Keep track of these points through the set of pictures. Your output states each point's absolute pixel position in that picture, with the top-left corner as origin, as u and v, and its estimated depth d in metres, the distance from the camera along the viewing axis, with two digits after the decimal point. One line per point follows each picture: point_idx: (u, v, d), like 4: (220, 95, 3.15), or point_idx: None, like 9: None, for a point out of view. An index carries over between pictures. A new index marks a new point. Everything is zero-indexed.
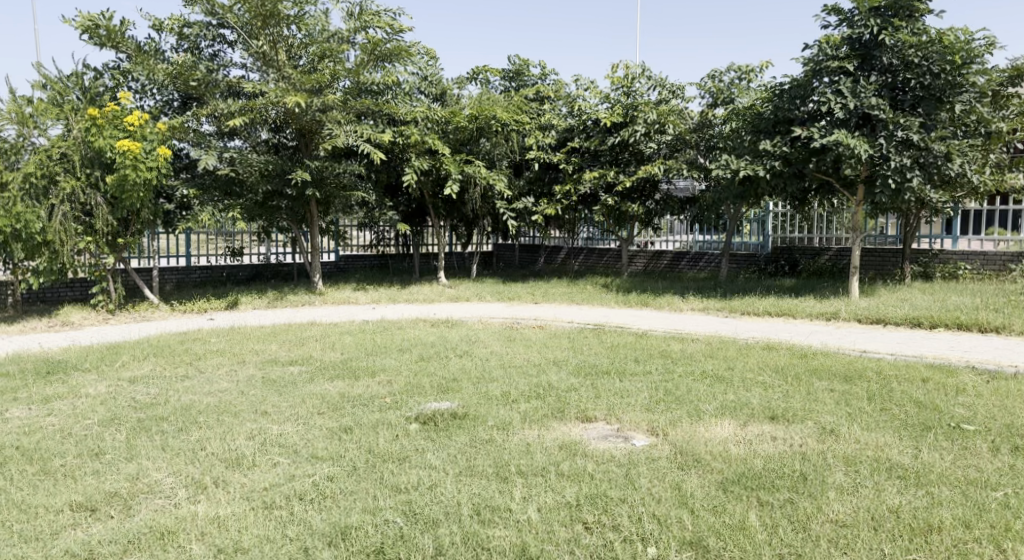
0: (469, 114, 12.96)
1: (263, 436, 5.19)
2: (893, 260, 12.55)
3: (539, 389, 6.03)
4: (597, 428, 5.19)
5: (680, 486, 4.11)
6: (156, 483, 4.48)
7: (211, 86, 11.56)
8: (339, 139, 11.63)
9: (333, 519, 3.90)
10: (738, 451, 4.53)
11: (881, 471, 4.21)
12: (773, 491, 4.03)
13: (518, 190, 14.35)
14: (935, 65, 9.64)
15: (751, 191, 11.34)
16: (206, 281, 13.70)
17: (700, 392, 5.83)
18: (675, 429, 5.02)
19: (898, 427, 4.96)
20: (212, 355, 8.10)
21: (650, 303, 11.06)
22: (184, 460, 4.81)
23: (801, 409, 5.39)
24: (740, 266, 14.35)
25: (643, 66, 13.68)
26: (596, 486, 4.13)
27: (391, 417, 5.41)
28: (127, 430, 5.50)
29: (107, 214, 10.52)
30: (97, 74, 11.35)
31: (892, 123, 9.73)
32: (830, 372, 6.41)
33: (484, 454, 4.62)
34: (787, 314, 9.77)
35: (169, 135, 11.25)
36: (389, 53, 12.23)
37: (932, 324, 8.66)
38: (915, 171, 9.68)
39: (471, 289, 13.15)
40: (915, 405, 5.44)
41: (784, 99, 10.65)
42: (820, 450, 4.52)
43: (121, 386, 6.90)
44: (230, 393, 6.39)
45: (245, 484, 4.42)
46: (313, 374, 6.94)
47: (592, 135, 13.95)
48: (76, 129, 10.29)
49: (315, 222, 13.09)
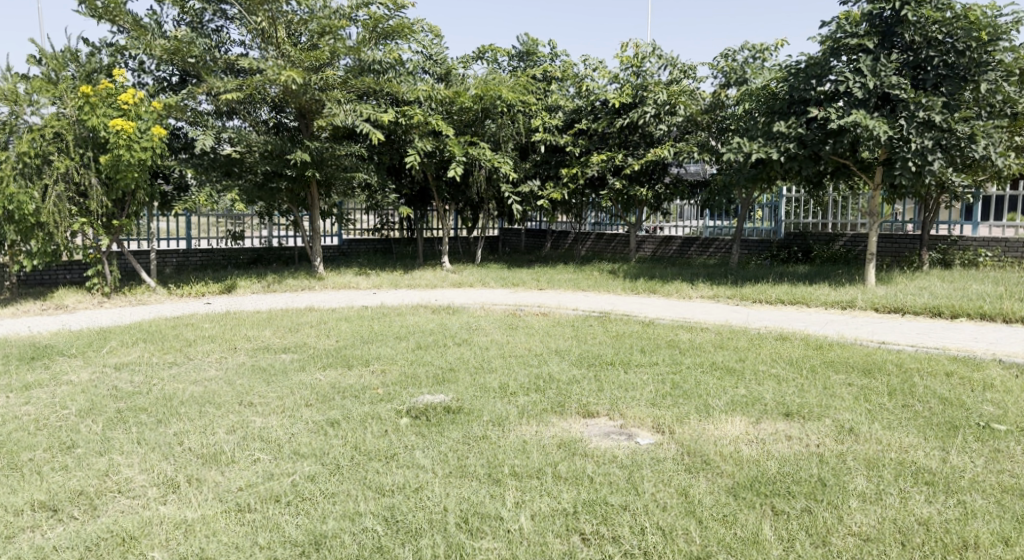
0: (474, 94, 12.56)
1: (246, 429, 4.89)
2: (910, 246, 12.11)
3: (539, 381, 5.70)
4: (598, 424, 4.87)
5: (687, 492, 3.78)
6: (126, 481, 4.19)
7: (210, 64, 11.24)
8: (338, 119, 11.27)
9: (308, 525, 3.62)
10: (750, 451, 4.20)
11: (906, 477, 3.86)
12: (789, 499, 3.70)
13: (523, 172, 13.97)
14: (960, 42, 9.26)
15: (764, 173, 10.96)
16: (206, 265, 13.43)
17: (709, 386, 5.49)
18: (683, 426, 4.69)
19: (922, 426, 4.61)
20: (203, 341, 7.82)
21: (659, 290, 10.70)
22: (159, 455, 4.51)
23: (817, 405, 5.04)
24: (752, 252, 13.93)
25: (653, 45, 13.25)
26: (595, 491, 3.81)
27: (383, 410, 5.11)
28: (103, 422, 5.21)
29: (101, 195, 10.22)
30: (94, 50, 11.06)
31: (914, 103, 9.32)
32: (847, 364, 6.08)
33: (477, 453, 4.31)
34: (801, 303, 9.41)
35: (165, 113, 10.91)
36: (391, 31, 11.88)
37: (953, 314, 8.29)
38: (937, 153, 9.30)
39: (474, 274, 12.81)
40: (939, 401, 5.09)
41: (800, 78, 10.21)
42: (839, 452, 4.19)
43: (105, 373, 6.62)
44: (217, 383, 6.10)
45: (219, 483, 4.12)
46: (304, 363, 6.65)
47: (600, 117, 13.57)
48: (69, 108, 9.98)
49: (315, 204, 12.77)
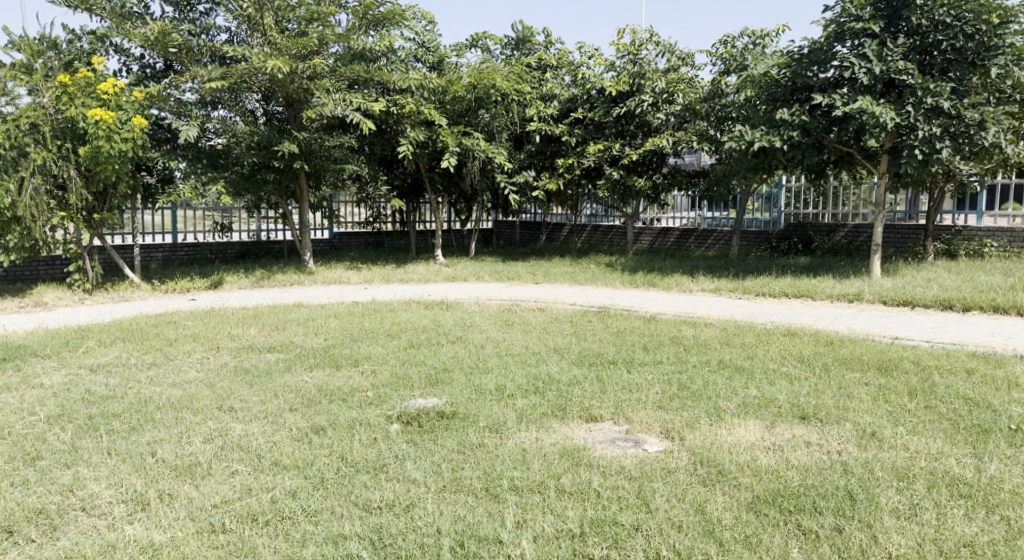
0: (467, 83, 12.20)
1: (224, 438, 4.55)
2: (914, 237, 11.81)
3: (538, 382, 5.38)
4: (603, 430, 4.55)
5: (704, 508, 3.48)
6: (92, 497, 3.87)
7: (193, 52, 10.89)
8: (327, 108, 10.88)
9: (286, 551, 3.32)
10: (769, 461, 3.88)
11: (941, 488, 3.56)
12: (816, 515, 3.39)
13: (518, 163, 13.60)
14: (969, 25, 8.96)
15: (766, 162, 10.62)
16: (192, 260, 13.06)
17: (719, 387, 5.17)
18: (694, 432, 4.37)
19: (949, 429, 4.31)
20: (184, 340, 7.46)
21: (658, 283, 10.37)
22: (129, 468, 4.17)
23: (834, 407, 4.73)
24: (751, 244, 13.64)
25: (650, 32, 12.93)
26: (602, 509, 3.49)
27: (370, 416, 4.78)
28: (73, 429, 4.87)
29: (81, 188, 9.82)
30: (74, 38, 10.65)
31: (921, 89, 9.01)
32: (861, 362, 5.77)
33: (473, 463, 3.99)
34: (806, 296, 9.11)
35: (147, 103, 10.48)
36: (382, 19, 11.54)
37: (965, 307, 7.99)
38: (945, 141, 8.97)
39: (468, 267, 12.47)
40: (964, 402, 4.78)
41: (803, 64, 9.92)
42: (864, 460, 3.88)
43: (80, 376, 6.26)
44: (197, 386, 5.75)
45: (193, 499, 3.81)
46: (290, 363, 6.30)
47: (597, 106, 13.23)
48: (46, 98, 9.57)
49: (304, 196, 12.40)
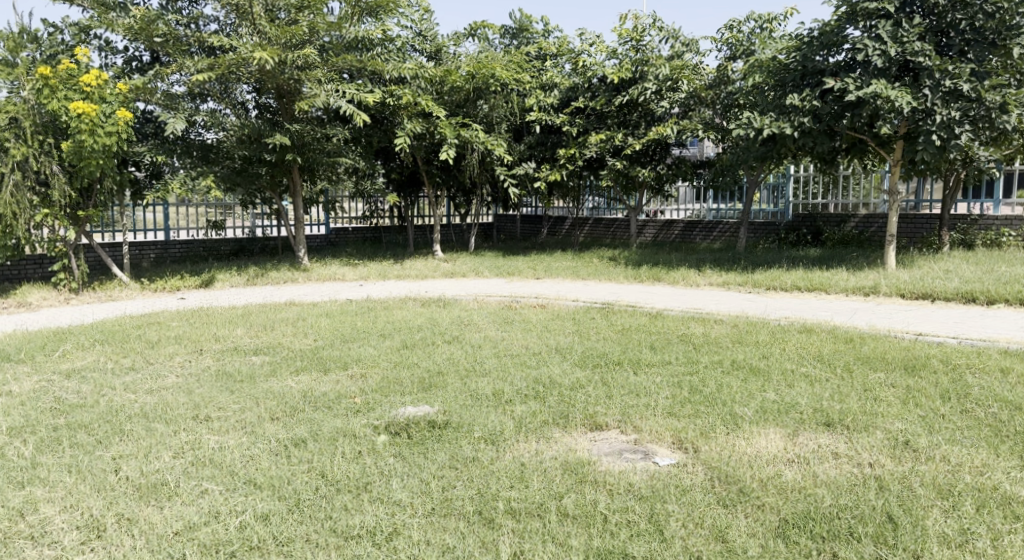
0: (465, 73, 11.79)
1: (196, 452, 4.17)
2: (927, 227, 11.41)
3: (539, 386, 4.98)
4: (609, 440, 4.15)
5: (725, 535, 3.10)
6: (44, 522, 3.49)
7: (180, 42, 10.45)
8: (319, 100, 10.36)
9: None
10: (795, 476, 3.49)
11: (992, 509, 3.19)
12: (852, 543, 3.02)
13: (518, 155, 13.17)
14: (989, 4, 8.48)
15: (775, 151, 10.15)
16: (185, 257, 12.66)
17: (734, 390, 4.78)
18: (710, 443, 3.97)
19: (991, 437, 3.92)
20: (167, 342, 7.07)
21: (664, 278, 9.97)
22: (88, 487, 3.79)
23: (861, 412, 4.33)
24: (759, 236, 13.22)
25: (653, 17, 12.50)
26: (612, 537, 3.12)
27: (354, 425, 4.39)
28: (35, 443, 4.48)
29: (64, 184, 9.36)
30: (56, 30, 10.23)
31: (939, 71, 8.53)
32: (886, 361, 5.36)
33: (465, 481, 3.61)
34: (820, 289, 8.69)
35: (132, 96, 10.05)
36: (375, 6, 11.11)
37: (988, 300, 7.59)
38: (965, 125, 8.58)
39: (467, 263, 12.09)
40: (1003, 406, 4.38)
41: (813, 47, 9.48)
42: (900, 473, 3.50)
43: (52, 382, 5.87)
44: (176, 392, 5.36)
45: (154, 524, 3.43)
46: (275, 366, 5.92)
47: (598, 94, 12.86)
48: (25, 91, 9.13)
49: (298, 191, 11.98)
